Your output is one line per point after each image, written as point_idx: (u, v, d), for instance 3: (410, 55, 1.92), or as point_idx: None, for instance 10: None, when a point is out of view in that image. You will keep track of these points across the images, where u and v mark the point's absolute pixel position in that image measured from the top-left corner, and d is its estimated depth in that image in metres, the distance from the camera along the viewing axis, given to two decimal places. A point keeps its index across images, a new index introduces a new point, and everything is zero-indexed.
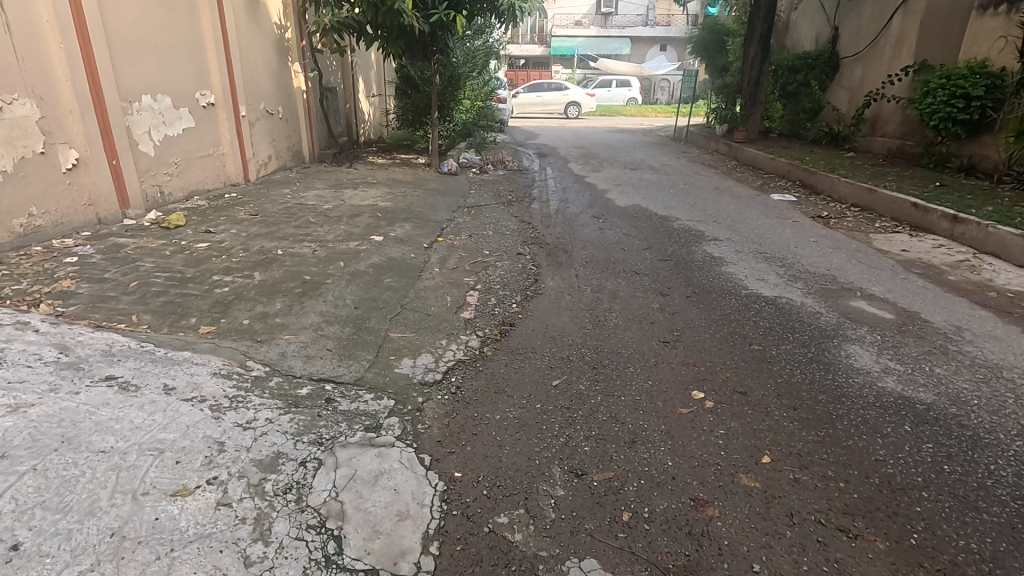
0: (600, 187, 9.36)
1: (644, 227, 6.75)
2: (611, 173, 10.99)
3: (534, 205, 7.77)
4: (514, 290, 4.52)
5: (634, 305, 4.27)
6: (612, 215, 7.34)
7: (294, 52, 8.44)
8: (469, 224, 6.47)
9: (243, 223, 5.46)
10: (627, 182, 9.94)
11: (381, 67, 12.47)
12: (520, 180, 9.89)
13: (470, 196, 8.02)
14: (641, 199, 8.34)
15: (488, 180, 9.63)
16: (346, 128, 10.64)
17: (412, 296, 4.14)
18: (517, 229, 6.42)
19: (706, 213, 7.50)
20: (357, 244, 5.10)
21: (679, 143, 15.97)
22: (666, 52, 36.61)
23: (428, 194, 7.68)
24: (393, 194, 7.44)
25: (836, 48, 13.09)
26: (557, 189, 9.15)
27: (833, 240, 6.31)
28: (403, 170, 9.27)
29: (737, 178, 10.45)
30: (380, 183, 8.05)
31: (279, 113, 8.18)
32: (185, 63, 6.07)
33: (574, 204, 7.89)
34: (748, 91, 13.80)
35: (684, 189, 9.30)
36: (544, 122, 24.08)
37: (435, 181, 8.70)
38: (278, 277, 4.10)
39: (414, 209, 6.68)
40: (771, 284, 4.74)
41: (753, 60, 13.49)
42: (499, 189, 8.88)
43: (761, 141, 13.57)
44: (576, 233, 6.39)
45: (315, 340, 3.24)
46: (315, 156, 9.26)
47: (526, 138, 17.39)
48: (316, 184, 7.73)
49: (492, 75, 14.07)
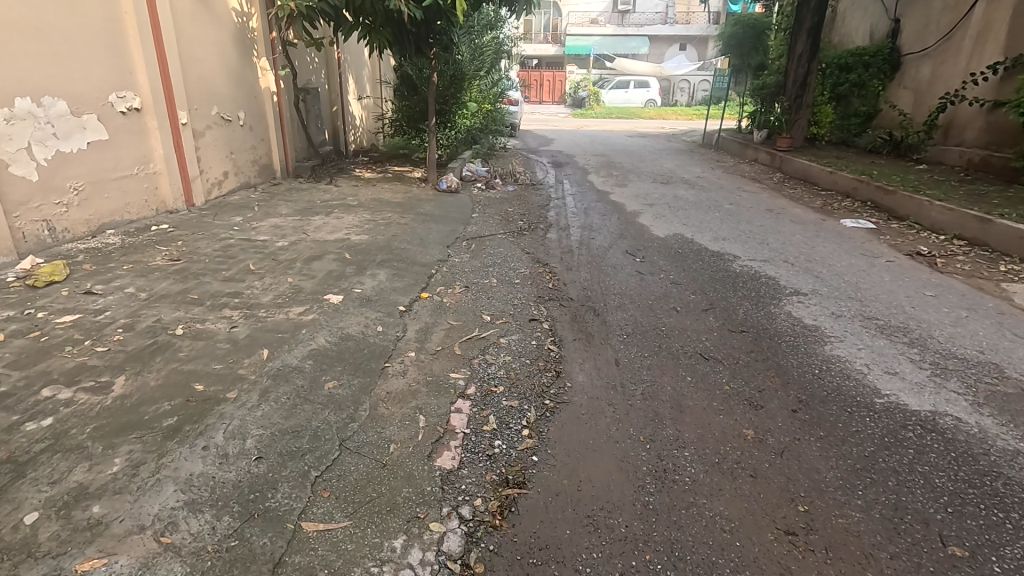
0: (628, 209, 7.78)
1: (695, 269, 5.17)
2: (639, 188, 9.41)
3: (551, 236, 6.22)
4: (523, 395, 2.98)
5: (713, 436, 2.70)
6: (649, 250, 5.76)
7: (260, 45, 6.95)
8: (466, 267, 4.95)
9: (152, 274, 3.97)
10: (659, 200, 8.37)
11: (375, 65, 10.98)
12: (532, 198, 8.35)
13: (472, 223, 6.50)
14: (682, 226, 6.76)
15: (495, 199, 8.09)
16: (329, 135, 9.18)
17: (362, 421, 2.61)
18: (528, 275, 4.87)
19: (769, 247, 5.91)
20: (302, 310, 3.59)
21: (710, 151, 14.34)
22: (686, 51, 34.82)
23: (419, 221, 6.17)
24: (374, 222, 5.94)
25: (898, 43, 11.39)
26: (577, 210, 7.60)
27: (955, 292, 4.69)
28: (394, 187, 7.76)
29: (790, 196, 8.82)
30: (361, 206, 6.54)
31: (239, 118, 6.70)
32: (93, 56, 4.59)
33: (599, 234, 6.33)
34: (792, 92, 12.12)
35: (731, 210, 7.70)
36: (558, 125, 22.41)
37: (431, 202, 7.18)
38: (150, 390, 2.58)
39: (397, 245, 5.16)
40: (913, 385, 3.14)
41: (799, 58, 11.81)
42: (506, 211, 7.35)
43: (808, 149, 11.89)
44: (608, 281, 4.83)
45: (145, 567, 1.71)
46: (290, 169, 7.77)
47: (539, 144, 15.86)
48: (281, 208, 6.23)
49: (502, 74, 12.56)
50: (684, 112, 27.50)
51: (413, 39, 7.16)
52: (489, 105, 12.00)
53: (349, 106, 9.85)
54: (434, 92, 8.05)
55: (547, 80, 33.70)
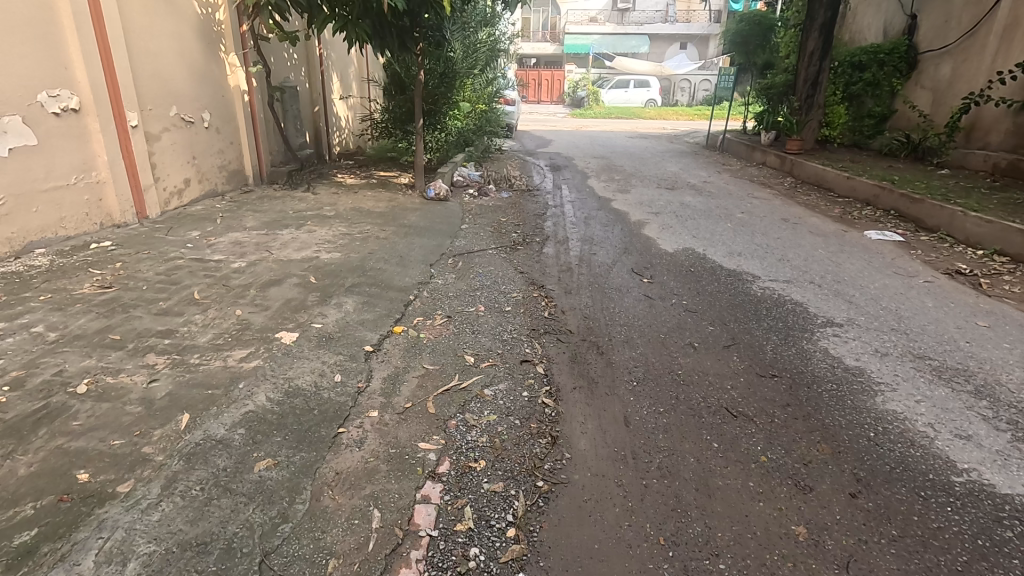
0: (632, 218, 7.17)
1: (711, 292, 4.56)
2: (642, 194, 8.80)
3: (547, 251, 5.60)
4: (508, 475, 2.36)
5: (753, 538, 2.07)
6: (658, 268, 5.15)
7: (228, 39, 6.32)
8: (450, 291, 4.33)
9: (73, 306, 3.35)
10: (665, 208, 7.77)
11: (362, 62, 10.35)
12: (528, 206, 7.74)
13: (460, 236, 5.89)
14: (692, 238, 6.15)
15: (488, 207, 7.48)
16: (310, 137, 8.56)
17: (297, 521, 2.00)
18: (521, 300, 4.26)
19: (791, 264, 5.30)
20: (246, 355, 2.97)
21: (715, 153, 13.74)
22: (687, 50, 34.19)
23: (401, 234, 5.56)
24: (350, 236, 5.32)
25: (914, 40, 10.78)
26: (577, 220, 6.99)
27: (1010, 321, 4.08)
28: (377, 195, 7.14)
29: (805, 204, 8.22)
30: (338, 218, 5.92)
31: (204, 120, 6.07)
32: (17, 48, 3.97)
33: (601, 249, 5.72)
34: (802, 92, 11.52)
35: (744, 220, 7.09)
36: (556, 126, 21.78)
37: (417, 212, 6.57)
38: (13, 486, 1.96)
39: (372, 265, 4.54)
40: (996, 456, 2.53)
41: (810, 55, 11.22)
42: (500, 221, 6.74)
43: (820, 152, 11.28)
44: (612, 307, 4.22)
45: None
46: (263, 175, 7.15)
47: (537, 146, 15.24)
48: (247, 219, 5.60)
49: (497, 73, 11.94)
50: (685, 112, 26.92)
51: (396, 33, 6.53)
52: (483, 106, 11.41)
53: (332, 106, 9.23)
54: (421, 91, 7.43)
55: (546, 79, 33.05)
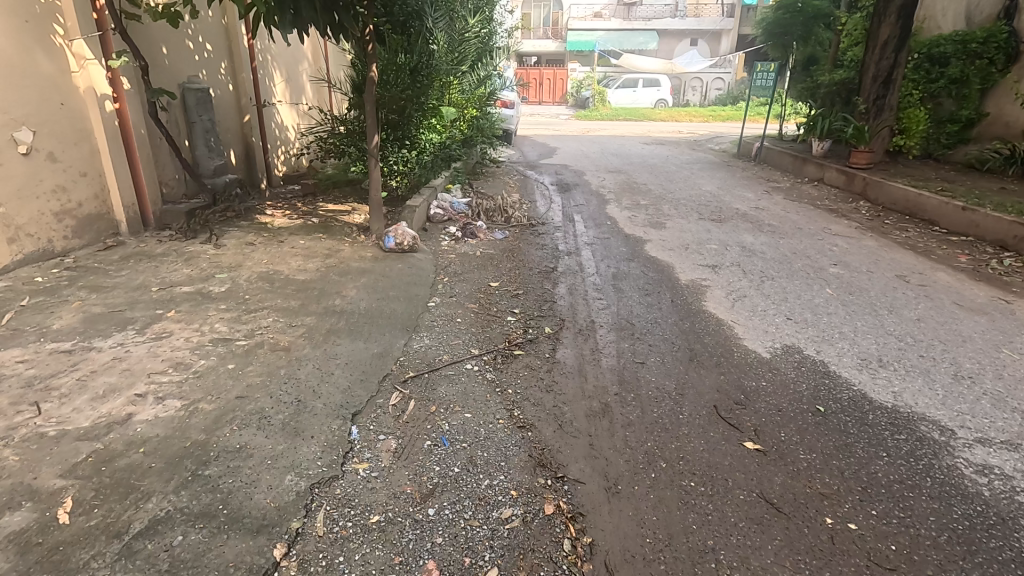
0: (683, 278, 4.97)
1: (892, 487, 2.35)
2: (683, 230, 6.61)
3: (564, 360, 3.41)
4: None
5: None
6: (761, 408, 2.93)
7: (67, 15, 4.12)
8: (373, 514, 2.11)
9: None
10: (723, 256, 5.57)
11: (313, 53, 8.11)
12: (531, 253, 5.56)
13: (424, 328, 3.69)
14: (788, 325, 3.95)
15: (474, 258, 5.30)
16: (235, 158, 6.35)
17: None
18: (518, 540, 2.04)
19: (985, 393, 3.08)
20: None
21: (753, 166, 11.51)
22: (698, 46, 31.96)
23: (319, 335, 3.35)
24: (227, 345, 3.10)
25: (1016, 24, 8.50)
26: (602, 284, 4.81)
27: None
28: (312, 247, 4.93)
29: (909, 246, 6.01)
30: (225, 297, 3.71)
31: (21, 143, 3.90)
32: None
33: (652, 354, 3.52)
34: (870, 91, 9.26)
35: (844, 280, 4.90)
36: (560, 130, 19.55)
37: (363, 276, 4.37)
38: None
39: (224, 442, 2.31)
40: None
41: (884, 45, 8.96)
42: (490, 286, 4.57)
43: (894, 167, 9.04)
44: (713, 558, 2.01)
45: None
46: (148, 219, 4.94)
47: (540, 156, 13.00)
48: (63, 310, 3.38)
49: (492, 70, 9.72)
50: (698, 113, 24.75)
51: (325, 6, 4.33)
52: (471, 111, 9.14)
53: (271, 116, 7.03)
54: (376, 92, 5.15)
55: (548, 79, 30.82)
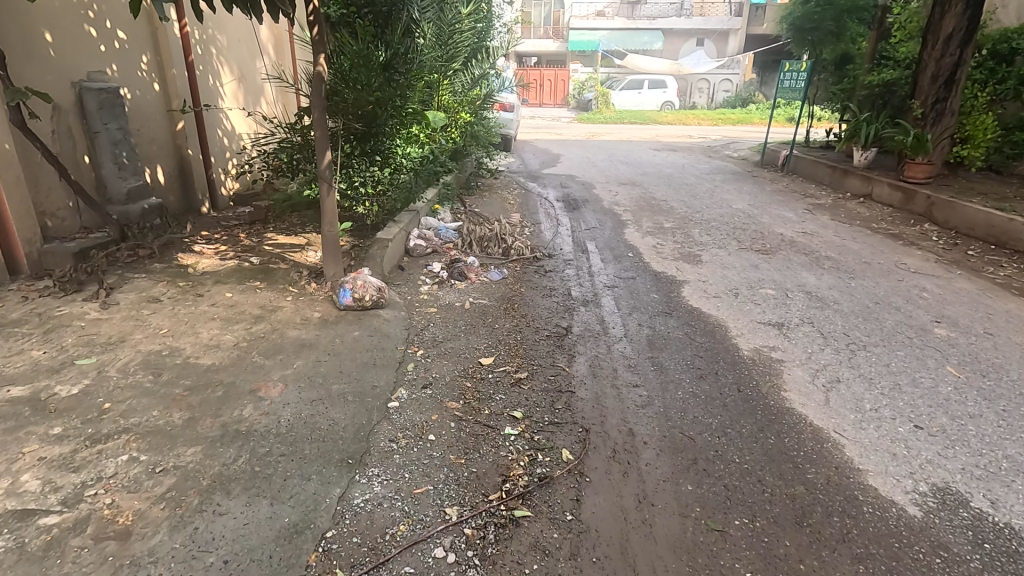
0: (742, 346, 3.68)
1: None
2: (724, 266, 5.33)
3: (597, 529, 2.11)
4: None
5: None
6: None
7: None
8: None
9: None
10: (786, 308, 4.28)
11: (273, 46, 6.85)
12: (537, 305, 4.26)
13: (376, 458, 2.40)
14: (919, 440, 2.67)
15: (460, 314, 4.01)
16: (164, 177, 5.08)
17: None
18: None
19: None
20: None
21: (783, 179, 10.23)
22: (704, 47, 30.51)
23: (194, 492, 2.04)
24: (17, 531, 1.80)
25: None
26: (635, 356, 3.51)
27: None
28: (240, 304, 3.62)
29: (1017, 291, 4.72)
30: (67, 411, 2.41)
31: None
32: None
33: (734, 512, 2.21)
34: (928, 92, 7.94)
35: (961, 349, 3.60)
36: (563, 134, 18.25)
37: (298, 355, 3.07)
38: None
39: None
40: None
41: (947, 39, 7.66)
42: (481, 364, 3.27)
43: (957, 181, 7.76)
44: None
45: None
46: (19, 265, 3.64)
47: (543, 165, 11.71)
48: None
49: (489, 66, 8.40)
50: (707, 117, 23.48)
51: None
52: (461, 116, 7.75)
53: (215, 123, 5.72)
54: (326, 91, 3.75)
55: (549, 80, 29.55)
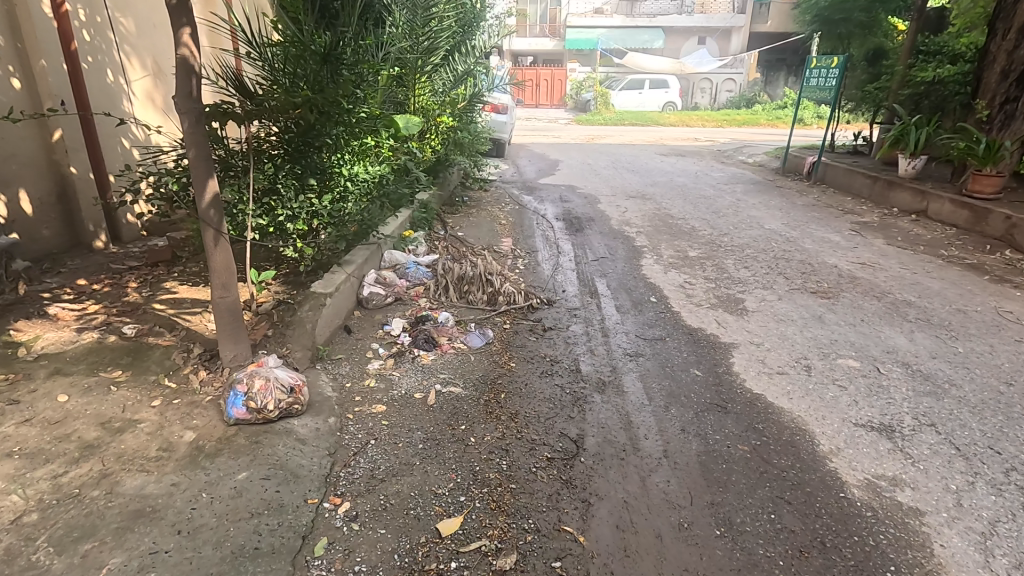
0: (846, 477, 2.40)
1: None
2: (777, 318, 4.06)
3: None
4: None
5: None
6: None
7: None
8: None
9: None
10: (886, 396, 3.01)
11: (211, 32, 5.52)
12: (532, 396, 2.99)
13: None
14: None
15: (420, 416, 2.73)
16: (30, 206, 3.86)
17: None
18: None
19: None
20: None
21: (813, 190, 8.99)
22: (706, 45, 29.29)
23: None
24: None
25: None
26: (687, 504, 2.24)
27: None
28: (69, 419, 2.33)
29: None
30: None
31: None
32: None
33: None
34: (997, 91, 6.77)
35: None
36: (561, 137, 17.02)
37: (116, 543, 1.79)
38: None
39: None
40: None
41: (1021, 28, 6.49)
42: (438, 538, 1.99)
43: None
44: None
45: None
46: None
47: (539, 173, 10.44)
48: None
49: (474, 60, 7.06)
50: (711, 118, 22.21)
51: None
52: (442, 120, 6.44)
53: (118, 134, 4.41)
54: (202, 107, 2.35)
55: (545, 80, 28.29)
